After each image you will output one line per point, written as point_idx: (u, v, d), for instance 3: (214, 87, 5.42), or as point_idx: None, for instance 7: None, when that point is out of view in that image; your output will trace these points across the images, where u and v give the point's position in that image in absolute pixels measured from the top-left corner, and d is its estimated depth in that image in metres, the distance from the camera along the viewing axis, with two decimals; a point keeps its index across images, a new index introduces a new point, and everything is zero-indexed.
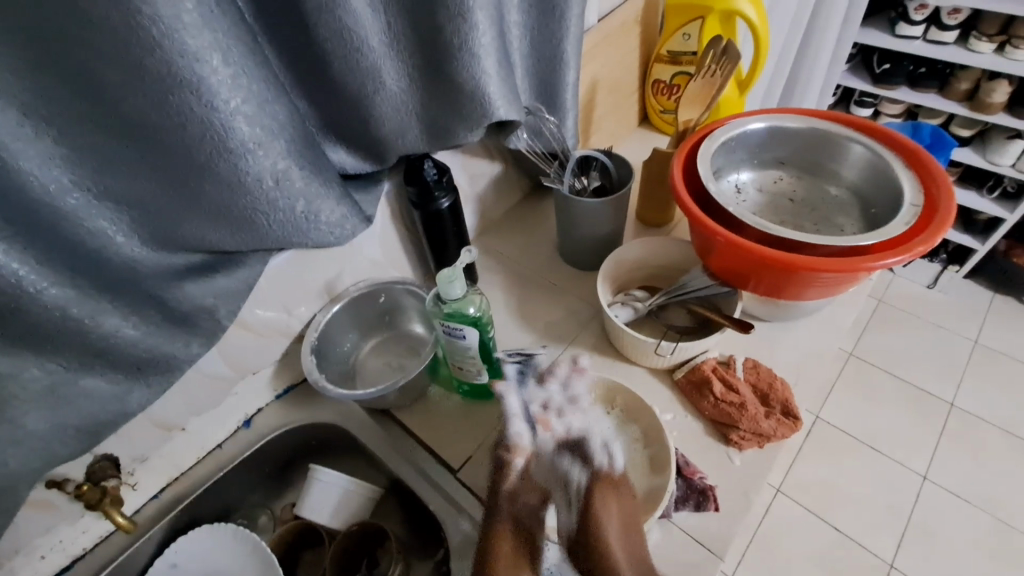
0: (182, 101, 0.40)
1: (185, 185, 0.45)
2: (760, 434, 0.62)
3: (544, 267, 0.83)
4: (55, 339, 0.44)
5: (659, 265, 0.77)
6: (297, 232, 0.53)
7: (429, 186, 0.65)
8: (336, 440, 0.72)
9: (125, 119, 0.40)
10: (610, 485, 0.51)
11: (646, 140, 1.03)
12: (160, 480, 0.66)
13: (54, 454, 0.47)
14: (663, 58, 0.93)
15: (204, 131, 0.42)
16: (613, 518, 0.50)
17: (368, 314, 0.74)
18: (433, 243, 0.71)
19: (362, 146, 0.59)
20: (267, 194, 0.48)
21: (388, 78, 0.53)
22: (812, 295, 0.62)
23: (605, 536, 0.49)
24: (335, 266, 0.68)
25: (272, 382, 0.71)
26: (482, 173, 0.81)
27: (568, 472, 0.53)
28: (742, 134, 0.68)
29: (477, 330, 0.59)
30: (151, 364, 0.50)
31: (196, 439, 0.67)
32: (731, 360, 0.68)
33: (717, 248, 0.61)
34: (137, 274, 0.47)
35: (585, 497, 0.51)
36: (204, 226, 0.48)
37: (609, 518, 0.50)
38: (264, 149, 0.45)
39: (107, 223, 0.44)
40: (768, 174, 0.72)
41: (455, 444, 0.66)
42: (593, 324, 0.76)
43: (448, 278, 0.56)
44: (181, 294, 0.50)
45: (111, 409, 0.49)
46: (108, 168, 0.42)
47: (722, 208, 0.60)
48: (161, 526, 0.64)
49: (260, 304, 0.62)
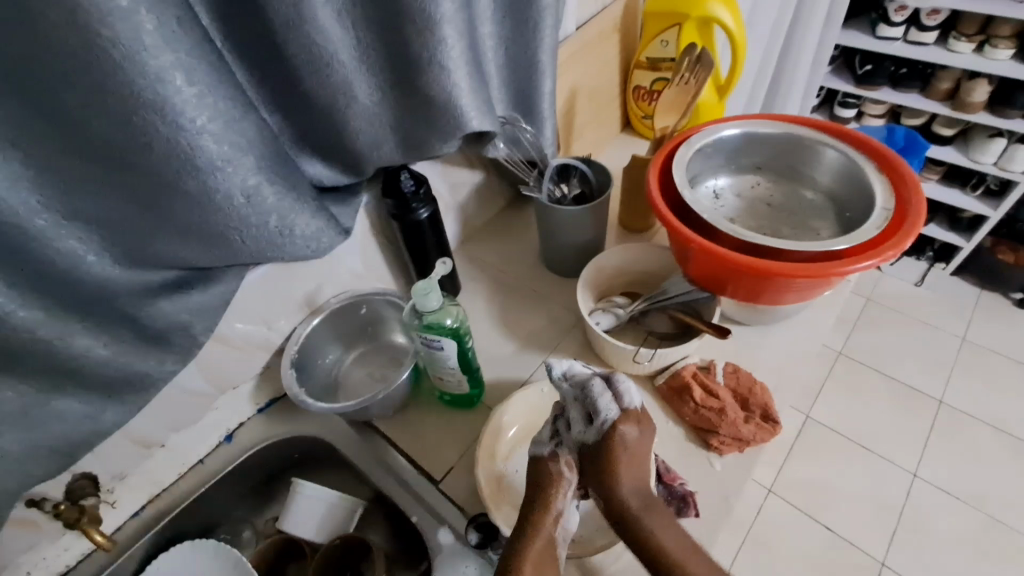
0: (146, 121, 0.40)
1: (155, 203, 0.45)
2: (740, 439, 0.62)
3: (527, 274, 0.84)
4: (25, 360, 0.43)
5: (640, 272, 0.77)
6: (273, 246, 0.53)
7: (407, 198, 0.65)
8: (319, 452, 0.71)
9: (91, 140, 0.40)
10: (635, 414, 0.50)
11: (628, 145, 1.04)
12: (141, 497, 0.65)
13: (28, 474, 0.47)
14: (642, 64, 0.94)
15: (170, 150, 0.42)
16: (631, 468, 0.49)
17: (350, 325, 0.74)
18: (413, 254, 0.71)
19: (336, 158, 0.59)
20: (239, 210, 0.48)
21: (360, 93, 0.53)
22: (788, 300, 0.63)
23: (621, 494, 0.48)
24: (315, 278, 0.68)
25: (255, 396, 0.71)
26: (463, 182, 0.81)
27: (576, 417, 0.51)
28: (718, 140, 0.69)
29: (455, 341, 0.59)
30: (126, 382, 0.50)
31: (178, 455, 0.66)
32: (710, 366, 0.68)
33: (693, 254, 0.61)
34: (110, 293, 0.47)
35: (607, 430, 0.49)
36: (176, 243, 0.48)
37: (622, 466, 0.49)
38: (233, 166, 0.46)
39: (78, 243, 0.44)
40: (745, 179, 0.73)
41: (437, 455, 0.66)
42: (576, 331, 0.76)
43: (424, 291, 0.56)
44: (154, 311, 0.50)
45: (84, 429, 0.48)
46: (77, 189, 0.42)
47: (696, 215, 0.60)
48: (143, 543, 0.64)
49: (240, 318, 0.62)
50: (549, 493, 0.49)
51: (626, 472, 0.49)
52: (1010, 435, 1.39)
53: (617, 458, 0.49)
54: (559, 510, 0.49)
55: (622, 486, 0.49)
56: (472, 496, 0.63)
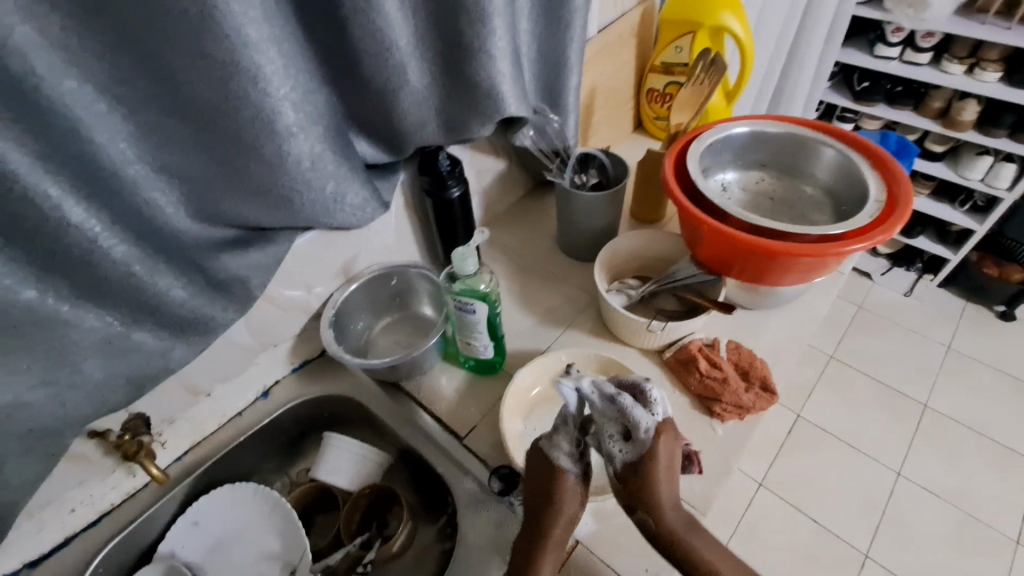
0: (240, 87, 0.45)
1: (233, 163, 0.50)
2: (741, 406, 0.68)
3: (545, 257, 0.90)
4: (113, 294, 0.47)
5: (651, 257, 0.83)
6: (325, 212, 0.59)
7: (443, 176, 0.72)
8: (347, 411, 0.76)
9: (188, 101, 0.45)
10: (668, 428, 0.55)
11: (640, 144, 1.11)
12: (185, 443, 0.69)
13: (104, 402, 0.50)
14: (657, 68, 1.01)
15: (255, 114, 0.47)
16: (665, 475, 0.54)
17: (381, 295, 0.79)
18: (442, 229, 0.78)
19: (380, 137, 0.64)
20: (304, 174, 0.54)
21: (412, 76, 0.59)
22: (788, 281, 0.69)
23: (659, 494, 0.53)
24: (352, 247, 0.73)
25: (290, 356, 0.76)
26: (487, 169, 0.87)
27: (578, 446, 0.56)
28: (728, 137, 0.75)
29: (486, 305, 0.64)
30: (193, 324, 0.54)
31: (221, 405, 0.70)
32: (664, 432, 0.54)
33: (704, 237, 0.67)
34: (183, 242, 0.52)
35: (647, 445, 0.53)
36: (243, 202, 0.54)
37: (655, 467, 0.53)
38: (304, 133, 0.52)
39: (160, 195, 0.49)
40: (750, 175, 0.79)
41: (461, 414, 0.71)
42: (590, 310, 0.82)
43: (462, 256, 0.61)
44: (220, 264, 0.55)
45: (156, 363, 0.52)
46: (166, 146, 0.47)
47: (709, 201, 0.67)
48: (185, 486, 0.67)
49: (285, 280, 0.67)
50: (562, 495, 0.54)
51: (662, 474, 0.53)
52: (990, 440, 1.46)
53: (656, 466, 0.53)
54: (564, 518, 0.54)
55: (660, 490, 0.53)
56: (494, 452, 0.68)
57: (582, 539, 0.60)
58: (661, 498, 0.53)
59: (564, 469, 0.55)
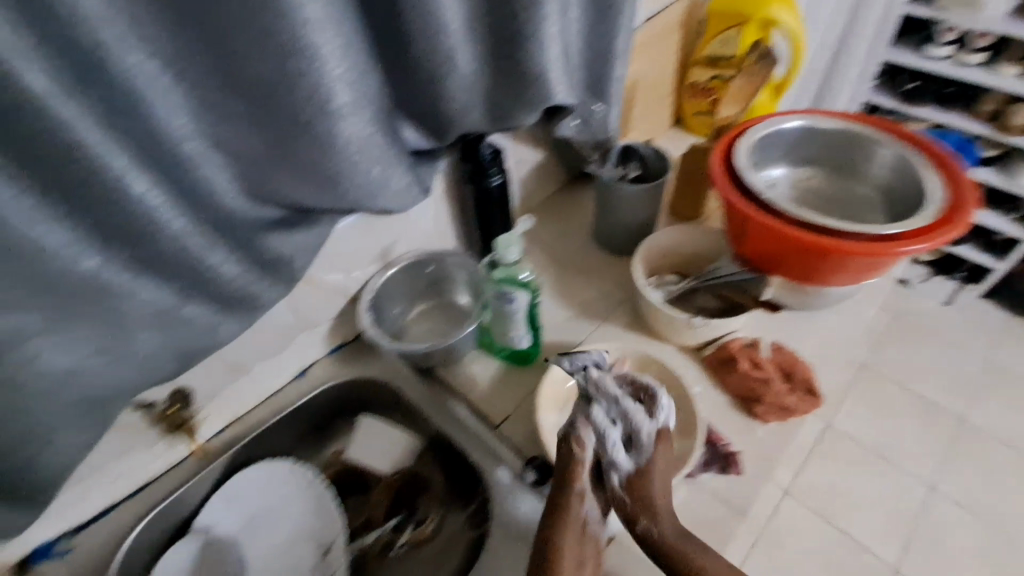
0: (297, 66, 0.45)
1: (285, 143, 0.50)
2: (783, 409, 0.66)
3: (581, 250, 0.89)
4: (167, 268, 0.47)
5: (691, 253, 0.81)
6: (370, 196, 0.58)
7: (484, 164, 0.72)
8: (380, 397, 0.76)
9: (247, 78, 0.45)
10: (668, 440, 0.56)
11: (680, 140, 1.08)
12: (223, 419, 0.70)
13: (154, 374, 0.50)
14: (700, 62, 0.98)
15: (310, 94, 0.47)
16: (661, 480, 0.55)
17: (418, 282, 0.79)
18: (480, 218, 0.77)
19: (426, 122, 0.64)
20: (354, 156, 0.53)
21: (462, 61, 0.59)
22: (837, 281, 0.67)
23: (648, 493, 0.54)
24: (390, 232, 0.73)
25: (327, 338, 0.76)
26: (525, 160, 0.87)
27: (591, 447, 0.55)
28: (778, 131, 0.73)
29: (526, 294, 0.63)
30: (240, 300, 0.54)
31: (259, 383, 0.71)
32: (663, 440, 0.56)
33: (751, 232, 0.65)
34: (233, 220, 0.52)
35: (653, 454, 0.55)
36: (292, 183, 0.53)
37: (656, 474, 0.55)
38: (355, 116, 0.51)
39: (213, 172, 0.49)
40: (799, 171, 0.77)
41: (495, 403, 0.71)
42: (627, 304, 0.81)
43: (506, 243, 0.63)
44: (268, 243, 0.55)
45: (204, 337, 0.53)
46: (222, 123, 0.48)
47: (758, 195, 0.65)
48: (221, 463, 0.68)
49: (326, 262, 0.68)
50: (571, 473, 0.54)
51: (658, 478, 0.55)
52: None
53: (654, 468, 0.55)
54: (581, 491, 0.54)
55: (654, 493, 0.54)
56: (528, 442, 0.67)
57: (617, 535, 0.62)
58: (653, 499, 0.54)
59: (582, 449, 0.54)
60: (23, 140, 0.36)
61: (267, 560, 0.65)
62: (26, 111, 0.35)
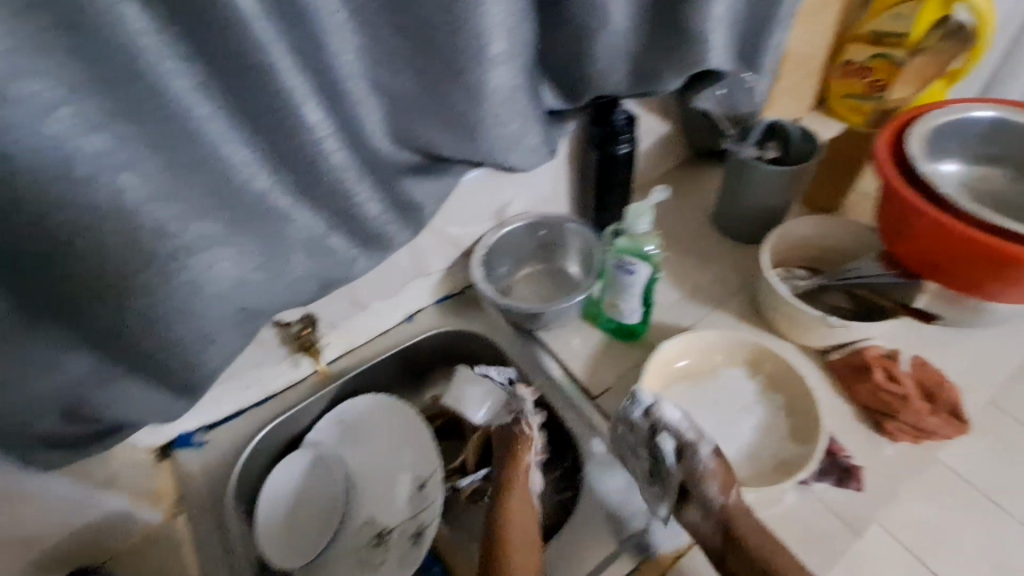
0: (466, 9, 0.46)
1: (438, 88, 0.51)
2: (919, 429, 0.60)
3: (698, 231, 0.84)
4: (325, 198, 0.50)
5: (827, 248, 0.74)
6: (504, 151, 0.58)
7: (617, 130, 0.69)
8: (480, 351, 0.77)
9: (417, 19, 0.47)
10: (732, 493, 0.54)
11: (821, 123, 0.97)
12: (339, 349, 0.74)
13: (299, 295, 0.54)
14: (862, 37, 0.88)
15: (472, 38, 0.48)
16: (748, 523, 0.53)
17: (529, 244, 0.79)
18: (601, 187, 0.75)
19: (565, 81, 0.61)
20: (497, 108, 0.54)
21: (618, 16, 0.56)
22: (1012, 297, 0.58)
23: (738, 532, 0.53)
24: (509, 191, 0.74)
25: (436, 288, 0.78)
26: (650, 131, 0.83)
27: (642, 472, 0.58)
28: (962, 121, 0.64)
29: (648, 266, 0.62)
30: (377, 238, 0.57)
31: (374, 321, 0.75)
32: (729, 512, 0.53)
33: (916, 230, 0.58)
34: (376, 160, 0.53)
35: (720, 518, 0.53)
36: (434, 129, 0.54)
37: (742, 516, 0.53)
38: (507, 66, 0.51)
39: (367, 113, 0.50)
40: (977, 169, 0.67)
41: (595, 374, 0.70)
42: (745, 294, 0.76)
43: (636, 213, 0.60)
44: (405, 186, 0.57)
45: (344, 268, 0.56)
46: (384, 62, 0.49)
47: (931, 188, 0.57)
48: (333, 389, 0.73)
49: (449, 212, 0.69)
50: (518, 455, 0.62)
51: (741, 514, 0.53)
52: None
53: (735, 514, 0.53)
54: (527, 462, 0.62)
55: (740, 529, 0.53)
56: None
57: None
58: (740, 533, 0.53)
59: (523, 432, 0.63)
60: (230, 63, 0.39)
61: (365, 480, 0.70)
62: (237, 35, 0.37)
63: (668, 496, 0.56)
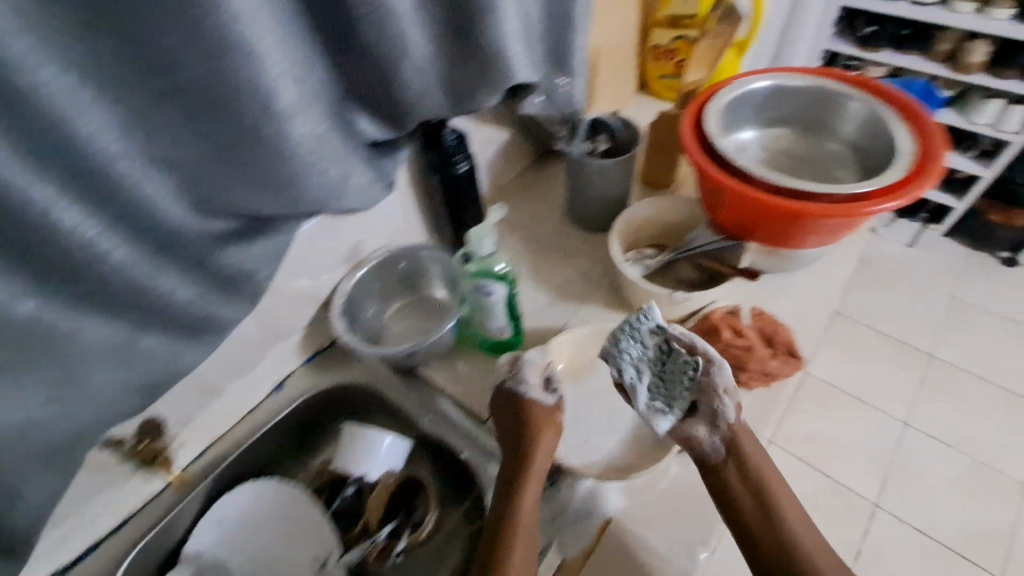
0: (234, 66, 0.39)
1: (230, 152, 0.44)
2: (765, 373, 0.68)
3: (556, 230, 0.87)
4: (119, 299, 0.44)
5: (666, 223, 0.80)
6: (333, 197, 0.52)
7: (449, 151, 0.68)
8: (363, 401, 0.74)
9: (182, 85, 0.39)
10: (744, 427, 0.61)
11: (646, 104, 1.05)
12: (204, 440, 0.68)
13: (118, 410, 0.48)
14: (662, 22, 0.95)
15: (255, 96, 0.41)
16: (751, 448, 0.61)
17: (390, 279, 0.76)
18: (451, 208, 0.74)
19: (380, 115, 0.59)
20: (310, 159, 0.48)
21: (414, 44, 0.54)
22: (811, 242, 0.66)
23: (754, 462, 0.60)
24: (355, 233, 0.70)
25: (301, 348, 0.73)
26: (490, 141, 0.84)
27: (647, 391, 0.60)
28: (745, 93, 0.71)
29: (504, 286, 0.62)
30: (203, 325, 0.51)
31: (237, 400, 0.69)
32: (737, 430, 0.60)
33: (728, 201, 0.64)
34: (180, 238, 0.47)
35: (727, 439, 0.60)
36: (246, 194, 0.47)
37: (746, 443, 0.60)
38: (304, 116, 0.45)
39: (157, 191, 0.44)
40: (768, 131, 0.76)
41: (481, 397, 0.70)
42: (606, 282, 0.80)
43: (479, 236, 0.61)
44: (226, 259, 0.50)
45: (168, 366, 0.50)
46: (157, 134, 0.41)
47: (731, 163, 0.63)
48: (203, 488, 0.65)
49: (291, 270, 0.65)
50: (528, 437, 0.60)
51: (752, 450, 0.61)
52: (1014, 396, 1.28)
53: (742, 438, 0.60)
54: (527, 451, 0.60)
55: (746, 455, 0.60)
56: None
57: (614, 517, 0.61)
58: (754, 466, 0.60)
59: (536, 403, 0.62)
60: None
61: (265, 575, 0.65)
62: None
63: (675, 410, 0.60)
